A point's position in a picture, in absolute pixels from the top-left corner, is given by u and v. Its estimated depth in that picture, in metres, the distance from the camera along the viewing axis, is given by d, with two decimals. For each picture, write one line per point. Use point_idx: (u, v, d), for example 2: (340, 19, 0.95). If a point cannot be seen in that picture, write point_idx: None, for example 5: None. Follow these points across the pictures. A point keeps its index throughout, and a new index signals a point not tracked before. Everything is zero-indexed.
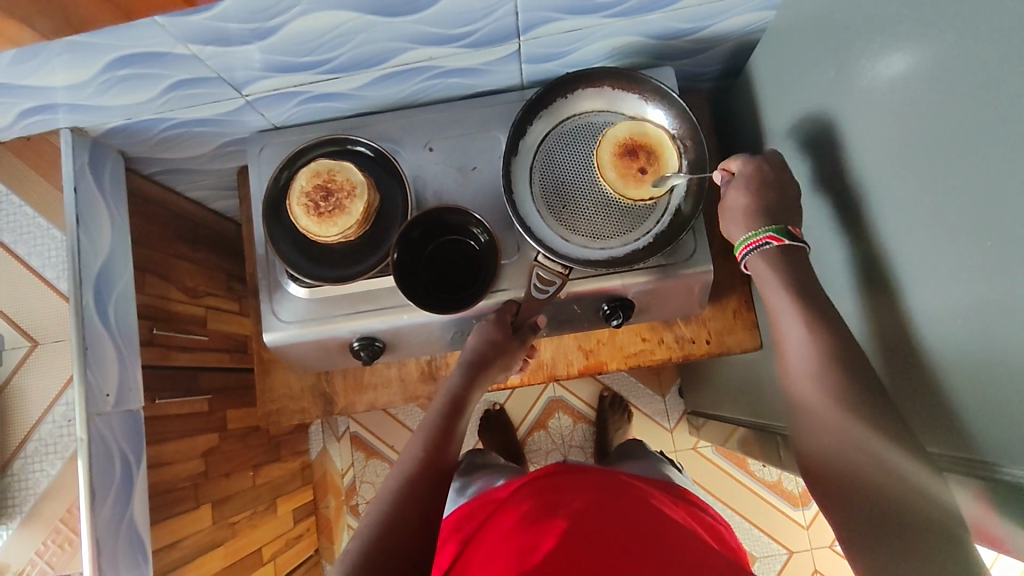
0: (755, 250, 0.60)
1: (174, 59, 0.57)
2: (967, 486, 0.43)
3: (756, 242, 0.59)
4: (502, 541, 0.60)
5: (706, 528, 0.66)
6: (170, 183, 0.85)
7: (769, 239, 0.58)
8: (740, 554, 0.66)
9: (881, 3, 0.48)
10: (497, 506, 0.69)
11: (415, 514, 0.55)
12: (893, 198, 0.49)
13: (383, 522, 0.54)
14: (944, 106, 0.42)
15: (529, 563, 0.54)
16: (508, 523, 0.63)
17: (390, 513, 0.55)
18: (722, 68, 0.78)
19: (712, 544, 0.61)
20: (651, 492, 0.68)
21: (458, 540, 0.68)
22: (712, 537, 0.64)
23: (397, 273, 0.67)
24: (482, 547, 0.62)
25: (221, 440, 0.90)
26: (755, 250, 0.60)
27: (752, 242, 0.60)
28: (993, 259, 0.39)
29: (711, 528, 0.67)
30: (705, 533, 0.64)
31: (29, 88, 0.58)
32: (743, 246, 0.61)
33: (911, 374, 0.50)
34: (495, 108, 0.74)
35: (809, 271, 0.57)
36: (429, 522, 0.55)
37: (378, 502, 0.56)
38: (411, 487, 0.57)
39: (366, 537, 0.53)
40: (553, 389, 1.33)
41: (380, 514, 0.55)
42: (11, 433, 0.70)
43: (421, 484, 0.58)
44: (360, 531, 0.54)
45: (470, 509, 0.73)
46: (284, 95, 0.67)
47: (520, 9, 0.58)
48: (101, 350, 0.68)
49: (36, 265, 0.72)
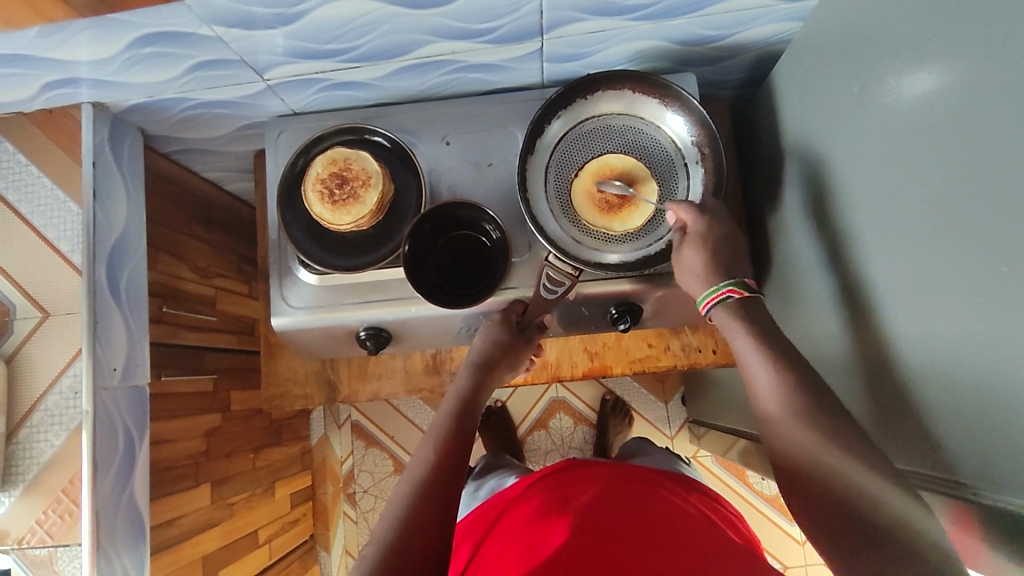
0: (717, 304, 0.60)
1: (198, 41, 0.57)
2: (986, 516, 0.42)
3: (719, 295, 0.60)
4: (513, 539, 0.61)
5: (722, 518, 0.66)
6: (188, 162, 0.85)
7: (731, 293, 0.59)
8: (756, 544, 0.66)
9: (908, 19, 0.47)
10: (508, 505, 0.69)
11: (433, 517, 0.53)
12: (908, 219, 0.49)
13: (400, 528, 0.51)
14: (967, 127, 0.41)
15: (533, 563, 0.54)
16: (518, 520, 0.63)
17: (407, 517, 0.52)
18: (745, 76, 0.77)
19: (727, 535, 0.61)
20: (663, 483, 0.68)
21: (472, 542, 0.68)
22: (728, 527, 0.64)
23: (409, 269, 0.67)
24: (495, 545, 0.62)
25: (224, 420, 0.90)
26: (717, 305, 0.60)
27: (715, 296, 0.60)
28: (1008, 285, 0.38)
29: (727, 518, 0.67)
30: (718, 520, 0.64)
31: (54, 61, 0.58)
32: (705, 302, 0.61)
33: (915, 395, 0.50)
34: (513, 106, 0.74)
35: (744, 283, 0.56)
36: (447, 523, 0.53)
37: (393, 507, 0.54)
38: (428, 489, 0.55)
39: (384, 545, 0.50)
40: (556, 389, 1.33)
41: (396, 517, 0.53)
42: (18, 402, 0.71)
43: (435, 484, 0.55)
44: (376, 535, 0.52)
45: (483, 510, 0.73)
46: (304, 81, 0.68)
47: (544, 8, 0.58)
48: (110, 323, 0.69)
49: (51, 237, 0.72)
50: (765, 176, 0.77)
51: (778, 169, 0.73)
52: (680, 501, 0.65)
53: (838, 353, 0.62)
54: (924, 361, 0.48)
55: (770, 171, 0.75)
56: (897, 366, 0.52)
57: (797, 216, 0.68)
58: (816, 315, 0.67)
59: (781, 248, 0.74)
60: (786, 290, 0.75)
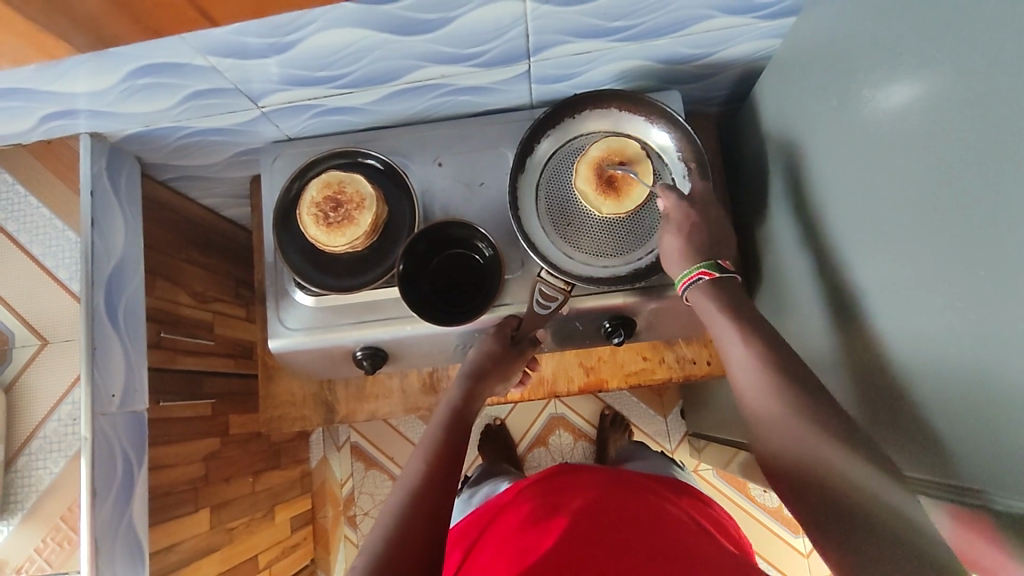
0: (691, 286, 0.61)
1: (193, 71, 0.59)
2: (980, 518, 0.42)
3: (691, 278, 0.61)
4: (505, 541, 0.61)
5: (713, 522, 0.66)
6: (185, 190, 0.87)
7: (702, 274, 0.60)
8: (747, 549, 0.66)
9: (881, 33, 0.49)
10: (501, 510, 0.69)
11: (424, 521, 0.53)
12: (889, 227, 0.50)
13: (393, 533, 0.51)
14: (943, 137, 0.42)
15: (526, 567, 0.54)
16: (512, 525, 0.64)
17: (399, 526, 0.52)
18: (730, 92, 0.79)
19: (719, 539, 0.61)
20: (653, 488, 0.68)
21: (463, 547, 0.68)
22: (720, 533, 0.64)
23: (415, 308, 0.68)
24: (487, 549, 0.63)
25: (222, 445, 0.90)
26: (692, 286, 0.61)
27: (688, 279, 0.61)
28: (991, 288, 0.39)
29: (719, 522, 0.67)
30: (712, 526, 0.65)
31: (53, 94, 0.60)
32: (682, 282, 0.62)
33: (905, 401, 0.50)
34: (503, 127, 0.76)
35: (741, 309, 0.57)
36: (439, 530, 0.53)
37: (384, 515, 0.54)
38: (420, 495, 0.55)
39: (376, 550, 0.50)
40: (554, 405, 1.33)
41: (389, 522, 0.52)
42: (16, 430, 0.71)
43: (426, 491, 0.55)
44: (371, 541, 0.52)
45: (475, 515, 0.73)
46: (298, 107, 0.69)
47: (530, 31, 0.60)
48: (109, 350, 0.69)
49: (49, 265, 0.73)
50: (753, 189, 0.78)
51: (765, 182, 0.74)
52: (671, 506, 0.65)
53: (829, 361, 0.63)
54: (913, 368, 0.48)
55: (756, 183, 0.77)
56: (885, 373, 0.53)
57: (784, 227, 0.70)
58: (807, 325, 0.68)
59: (771, 260, 0.75)
60: (777, 301, 0.75)
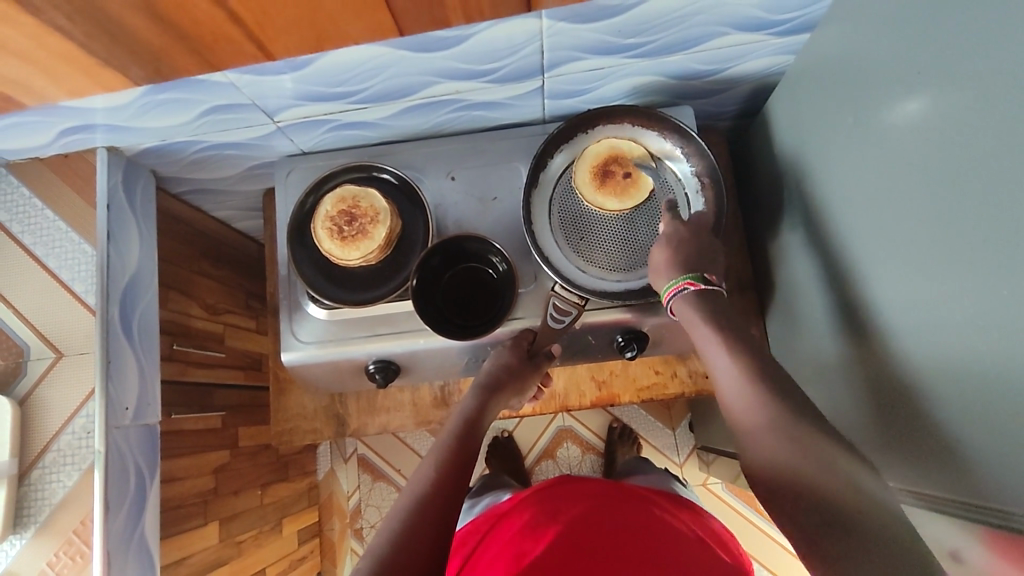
0: (677, 296, 0.62)
1: (211, 86, 0.59)
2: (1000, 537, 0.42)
3: (676, 289, 0.61)
4: (506, 549, 0.60)
5: (714, 537, 0.66)
6: (199, 203, 0.88)
7: (688, 285, 0.61)
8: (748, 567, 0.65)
9: (895, 52, 0.49)
10: (502, 517, 0.68)
11: (430, 529, 0.52)
12: (905, 243, 0.50)
13: (397, 538, 0.51)
14: (960, 156, 0.42)
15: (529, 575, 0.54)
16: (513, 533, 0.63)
17: (403, 532, 0.51)
18: (741, 107, 0.80)
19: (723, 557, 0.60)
20: (657, 501, 0.68)
21: (464, 553, 0.67)
22: (723, 550, 0.63)
23: (430, 322, 0.68)
24: (488, 557, 0.62)
25: (232, 457, 0.90)
26: (679, 297, 0.62)
27: (674, 289, 0.62)
28: (1007, 308, 0.39)
29: (720, 538, 0.66)
30: (713, 542, 0.64)
31: (70, 109, 0.60)
32: (666, 293, 0.62)
33: (922, 417, 0.50)
34: (516, 141, 0.76)
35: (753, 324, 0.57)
36: (444, 539, 0.52)
37: (390, 520, 0.53)
38: (427, 504, 0.54)
39: (378, 554, 0.50)
40: (562, 418, 1.33)
41: (393, 528, 0.52)
42: (29, 444, 0.71)
43: (433, 501, 0.55)
44: (374, 544, 0.51)
45: (475, 522, 0.73)
46: (313, 122, 0.70)
47: (545, 48, 0.61)
48: (123, 363, 0.70)
49: (66, 278, 0.74)
50: (765, 203, 0.78)
51: (777, 196, 0.74)
52: (676, 521, 0.64)
53: (842, 376, 0.63)
54: (930, 385, 0.48)
55: (769, 198, 0.77)
56: (901, 389, 0.52)
57: (798, 242, 0.70)
58: (819, 339, 0.67)
59: (783, 274, 0.75)
60: (789, 315, 0.75)
